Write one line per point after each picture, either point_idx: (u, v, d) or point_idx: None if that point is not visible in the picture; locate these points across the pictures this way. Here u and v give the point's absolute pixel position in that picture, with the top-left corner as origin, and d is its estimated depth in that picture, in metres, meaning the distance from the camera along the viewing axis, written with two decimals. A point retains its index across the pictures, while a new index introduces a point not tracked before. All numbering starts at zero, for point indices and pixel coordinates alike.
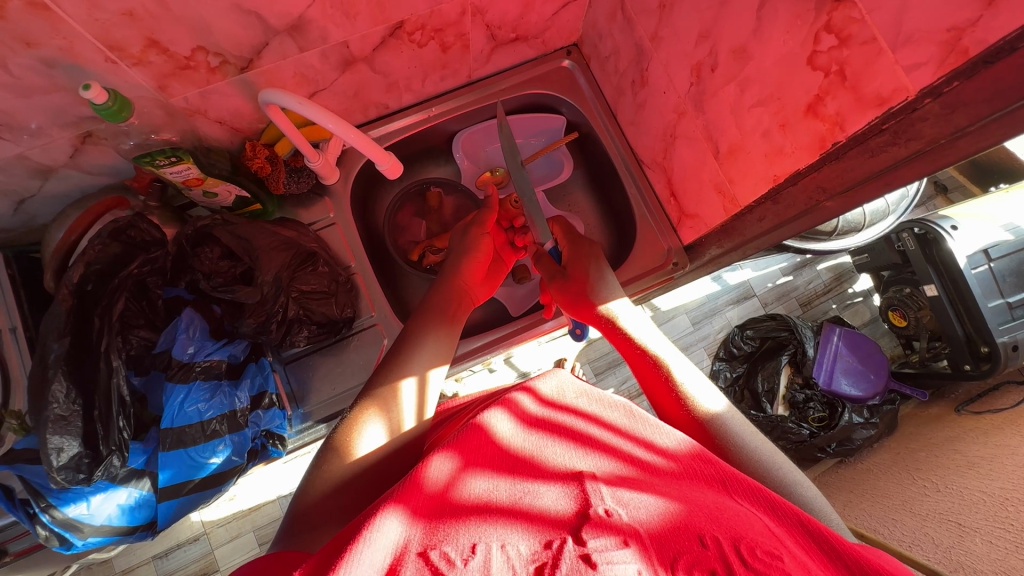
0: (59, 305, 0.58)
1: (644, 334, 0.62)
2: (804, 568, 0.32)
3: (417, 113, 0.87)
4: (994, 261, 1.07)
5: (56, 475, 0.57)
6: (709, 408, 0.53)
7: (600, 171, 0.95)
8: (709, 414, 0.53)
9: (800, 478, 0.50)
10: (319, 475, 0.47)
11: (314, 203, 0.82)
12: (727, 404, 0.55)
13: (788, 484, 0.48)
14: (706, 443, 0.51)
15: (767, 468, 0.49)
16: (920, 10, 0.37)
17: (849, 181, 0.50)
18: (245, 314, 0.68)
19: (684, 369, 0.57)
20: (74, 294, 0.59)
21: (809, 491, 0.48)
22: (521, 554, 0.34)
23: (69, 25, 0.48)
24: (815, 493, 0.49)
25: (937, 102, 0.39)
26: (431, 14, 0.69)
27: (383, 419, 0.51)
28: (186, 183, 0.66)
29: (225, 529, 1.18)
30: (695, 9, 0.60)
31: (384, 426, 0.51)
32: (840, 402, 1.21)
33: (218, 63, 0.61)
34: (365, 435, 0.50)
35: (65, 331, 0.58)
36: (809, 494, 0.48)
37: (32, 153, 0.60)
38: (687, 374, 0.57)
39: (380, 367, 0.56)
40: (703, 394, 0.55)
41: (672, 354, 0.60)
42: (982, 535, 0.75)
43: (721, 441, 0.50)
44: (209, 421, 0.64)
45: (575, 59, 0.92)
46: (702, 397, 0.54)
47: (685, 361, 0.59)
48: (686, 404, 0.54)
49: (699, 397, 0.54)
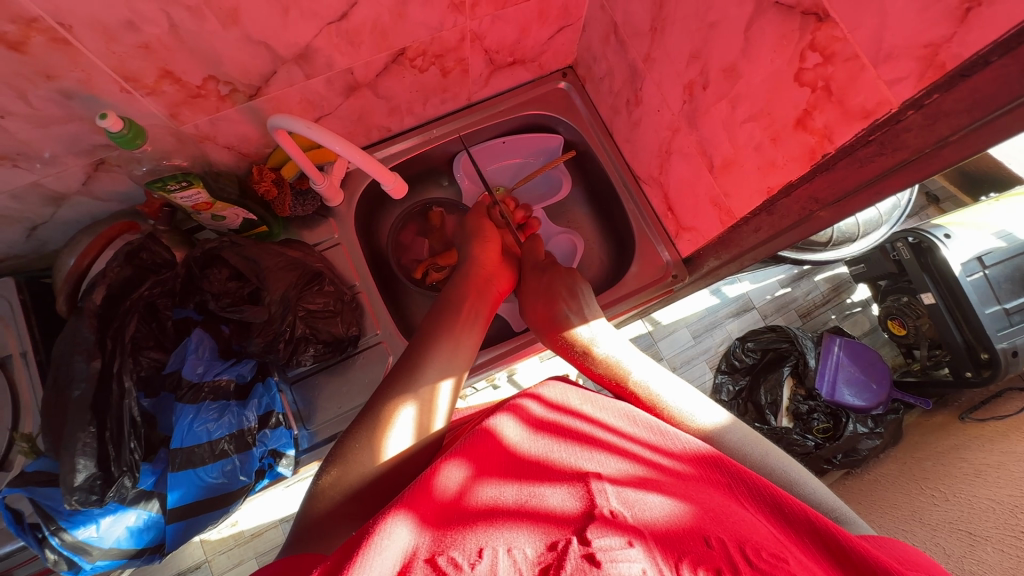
0: (83, 326, 0.60)
1: (628, 356, 0.60)
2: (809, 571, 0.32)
3: (418, 135, 0.90)
4: (989, 268, 1.09)
5: (71, 496, 0.58)
6: (704, 422, 0.52)
7: (598, 187, 0.97)
8: (704, 430, 0.51)
9: (805, 472, 0.50)
10: (322, 487, 0.46)
11: (319, 224, 0.84)
12: (725, 418, 0.53)
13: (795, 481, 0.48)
14: None
15: (777, 471, 0.49)
16: (897, 27, 0.39)
17: (840, 191, 0.52)
18: (253, 334, 0.69)
19: (668, 386, 0.56)
20: (97, 316, 0.61)
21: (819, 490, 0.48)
22: (526, 557, 0.34)
23: (88, 59, 0.50)
24: (822, 487, 0.49)
25: (919, 113, 0.41)
26: (432, 41, 0.72)
27: (417, 407, 0.52)
28: (195, 207, 0.68)
29: (227, 556, 1.16)
30: (685, 30, 0.62)
31: (417, 416, 0.51)
32: (844, 412, 1.21)
33: (228, 91, 0.63)
34: (400, 422, 0.50)
35: (93, 351, 0.60)
36: (815, 488, 0.48)
37: (46, 181, 0.61)
38: (671, 392, 0.55)
39: (391, 378, 0.54)
40: (696, 411, 0.53)
41: (663, 374, 0.58)
42: (993, 544, 0.75)
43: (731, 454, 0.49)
44: (218, 440, 0.65)
45: (570, 81, 0.95)
46: (695, 413, 0.53)
47: (666, 377, 0.58)
48: (680, 422, 0.52)
49: (691, 413, 0.53)
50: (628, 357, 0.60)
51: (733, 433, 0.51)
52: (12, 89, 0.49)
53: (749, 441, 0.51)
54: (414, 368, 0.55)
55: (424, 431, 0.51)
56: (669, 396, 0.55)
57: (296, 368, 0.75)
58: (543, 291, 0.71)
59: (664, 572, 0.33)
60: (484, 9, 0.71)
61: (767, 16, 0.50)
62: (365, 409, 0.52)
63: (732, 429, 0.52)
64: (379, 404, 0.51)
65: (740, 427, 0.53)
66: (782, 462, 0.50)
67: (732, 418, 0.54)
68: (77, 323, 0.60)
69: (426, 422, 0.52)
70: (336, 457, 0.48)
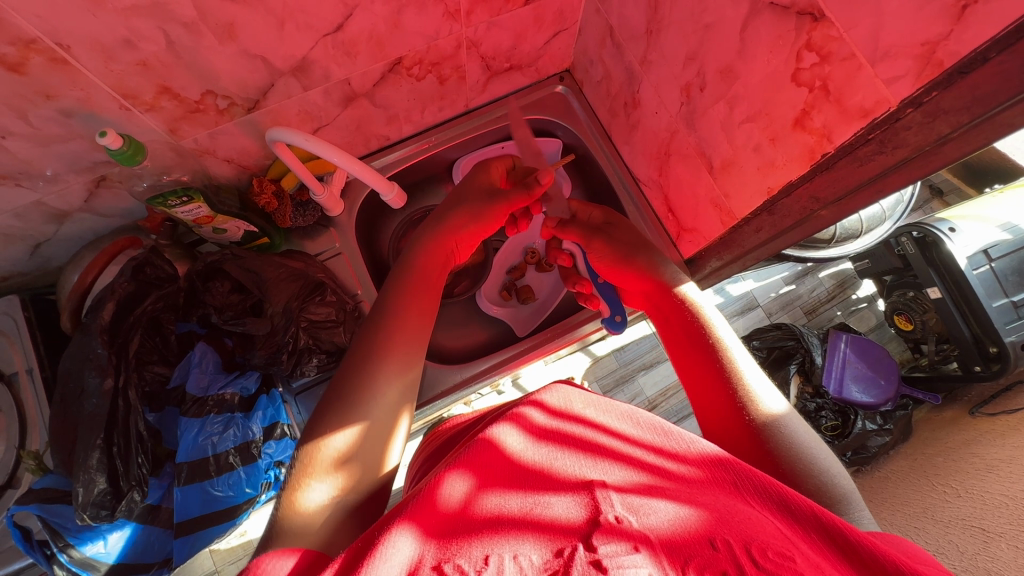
0: (96, 343, 0.59)
1: (717, 320, 0.58)
2: (815, 569, 0.32)
3: (417, 142, 0.90)
4: (996, 261, 1.08)
5: (82, 512, 0.58)
6: (769, 407, 0.50)
7: (598, 190, 0.97)
8: (769, 415, 0.49)
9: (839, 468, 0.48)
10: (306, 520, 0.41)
11: (321, 234, 0.84)
12: (788, 410, 0.51)
13: (828, 475, 0.46)
14: (755, 438, 0.48)
15: (817, 465, 0.47)
16: (894, 26, 0.39)
17: (841, 190, 0.51)
18: (257, 346, 0.69)
19: (748, 365, 0.53)
20: (108, 331, 0.61)
21: (844, 481, 0.47)
22: (532, 564, 0.34)
23: (86, 77, 0.51)
24: (852, 482, 0.47)
25: (918, 111, 0.41)
26: (428, 49, 0.72)
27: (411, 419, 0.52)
28: (196, 221, 0.68)
29: (236, 566, 1.16)
30: (681, 33, 0.62)
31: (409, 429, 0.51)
32: (852, 409, 1.20)
33: (226, 105, 0.64)
34: (400, 431, 0.50)
35: (106, 368, 0.59)
36: (846, 485, 0.46)
37: (48, 200, 0.62)
38: (750, 370, 0.53)
39: (359, 387, 0.49)
40: (763, 392, 0.51)
41: (743, 351, 0.55)
42: (1007, 540, 0.73)
43: (773, 445, 0.47)
44: (224, 453, 0.65)
45: (568, 84, 0.95)
46: (765, 397, 0.50)
47: (742, 349, 0.56)
48: (746, 402, 0.50)
49: (759, 393, 0.51)
50: (714, 315, 0.58)
51: (792, 426, 0.49)
52: (13, 110, 0.50)
53: (802, 434, 0.48)
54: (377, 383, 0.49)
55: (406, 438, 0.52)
56: (743, 368, 0.53)
57: (299, 378, 0.75)
58: (635, 246, 0.68)
59: None
60: (480, 16, 0.71)
61: (763, 17, 0.50)
62: (337, 424, 0.46)
63: (793, 421, 0.49)
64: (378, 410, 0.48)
65: (799, 421, 0.50)
66: (825, 462, 0.47)
67: (791, 409, 0.51)
68: (88, 339, 0.60)
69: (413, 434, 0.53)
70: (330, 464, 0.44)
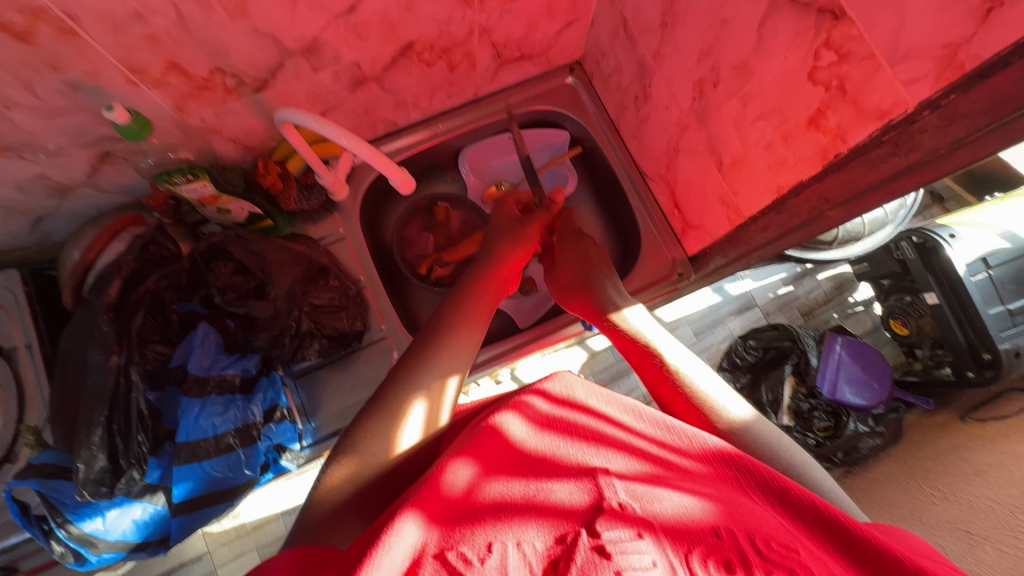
0: (102, 321, 0.60)
1: (659, 339, 0.59)
2: (816, 562, 0.33)
3: (425, 129, 0.90)
4: (993, 269, 1.08)
5: (81, 489, 0.58)
6: (732, 414, 0.50)
7: (603, 183, 0.96)
8: (731, 423, 0.49)
9: (808, 461, 0.48)
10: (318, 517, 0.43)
11: (324, 218, 0.83)
12: (751, 413, 0.51)
13: (800, 467, 0.47)
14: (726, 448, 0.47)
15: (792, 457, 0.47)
16: (916, 28, 0.39)
17: (851, 193, 0.51)
18: (258, 328, 0.69)
19: (701, 375, 0.54)
20: (113, 309, 0.61)
21: (816, 474, 0.47)
22: (536, 551, 0.34)
23: (95, 50, 0.50)
24: (825, 477, 0.47)
25: (935, 114, 0.41)
26: (440, 35, 0.71)
27: (428, 403, 0.51)
28: (201, 200, 0.67)
29: (228, 547, 1.17)
30: (697, 27, 0.62)
31: (427, 413, 0.50)
32: (844, 411, 1.22)
33: (235, 83, 0.63)
34: (412, 417, 0.49)
35: (112, 346, 0.59)
36: (819, 476, 0.46)
37: (51, 173, 0.61)
38: (704, 379, 0.54)
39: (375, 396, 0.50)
40: (725, 401, 0.51)
41: (692, 361, 0.56)
42: (992, 544, 0.75)
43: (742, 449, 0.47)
44: (223, 435, 0.65)
45: (578, 76, 0.94)
46: (725, 405, 0.51)
47: (693, 360, 0.56)
48: (708, 413, 0.50)
49: (723, 404, 0.51)
50: (659, 336, 0.60)
51: (756, 428, 0.49)
52: (20, 80, 0.49)
53: (775, 437, 0.49)
54: (392, 386, 0.51)
55: (432, 425, 0.51)
56: (696, 379, 0.53)
57: (300, 362, 0.75)
58: (578, 282, 0.70)
59: (675, 564, 0.33)
60: (494, 3, 0.70)
61: (782, 14, 0.49)
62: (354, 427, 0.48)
63: (758, 424, 0.50)
64: (392, 395, 0.50)
65: (763, 423, 0.50)
66: (806, 463, 0.48)
67: (757, 414, 0.51)
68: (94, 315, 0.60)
69: (435, 415, 0.51)
70: (347, 448, 0.47)
